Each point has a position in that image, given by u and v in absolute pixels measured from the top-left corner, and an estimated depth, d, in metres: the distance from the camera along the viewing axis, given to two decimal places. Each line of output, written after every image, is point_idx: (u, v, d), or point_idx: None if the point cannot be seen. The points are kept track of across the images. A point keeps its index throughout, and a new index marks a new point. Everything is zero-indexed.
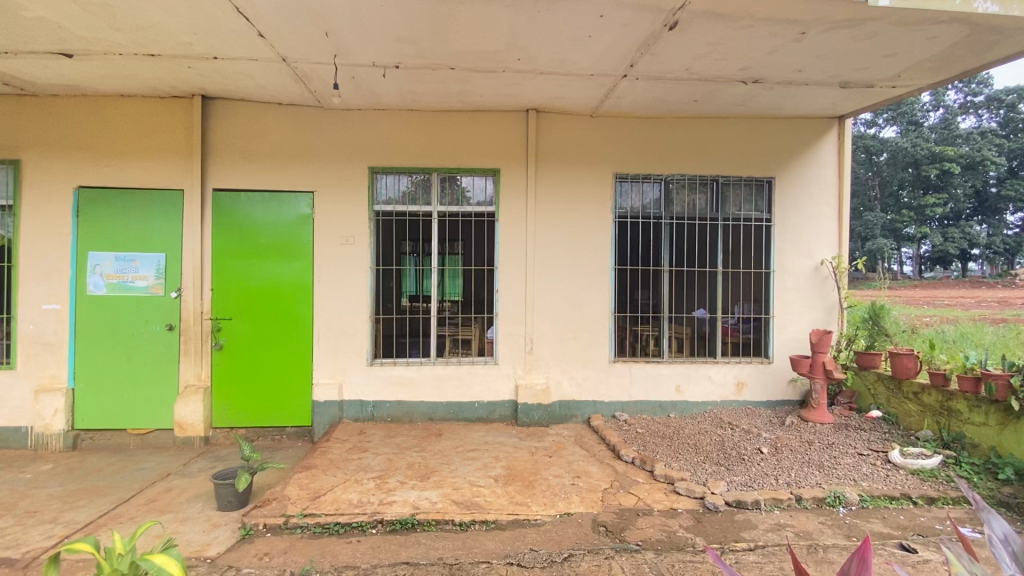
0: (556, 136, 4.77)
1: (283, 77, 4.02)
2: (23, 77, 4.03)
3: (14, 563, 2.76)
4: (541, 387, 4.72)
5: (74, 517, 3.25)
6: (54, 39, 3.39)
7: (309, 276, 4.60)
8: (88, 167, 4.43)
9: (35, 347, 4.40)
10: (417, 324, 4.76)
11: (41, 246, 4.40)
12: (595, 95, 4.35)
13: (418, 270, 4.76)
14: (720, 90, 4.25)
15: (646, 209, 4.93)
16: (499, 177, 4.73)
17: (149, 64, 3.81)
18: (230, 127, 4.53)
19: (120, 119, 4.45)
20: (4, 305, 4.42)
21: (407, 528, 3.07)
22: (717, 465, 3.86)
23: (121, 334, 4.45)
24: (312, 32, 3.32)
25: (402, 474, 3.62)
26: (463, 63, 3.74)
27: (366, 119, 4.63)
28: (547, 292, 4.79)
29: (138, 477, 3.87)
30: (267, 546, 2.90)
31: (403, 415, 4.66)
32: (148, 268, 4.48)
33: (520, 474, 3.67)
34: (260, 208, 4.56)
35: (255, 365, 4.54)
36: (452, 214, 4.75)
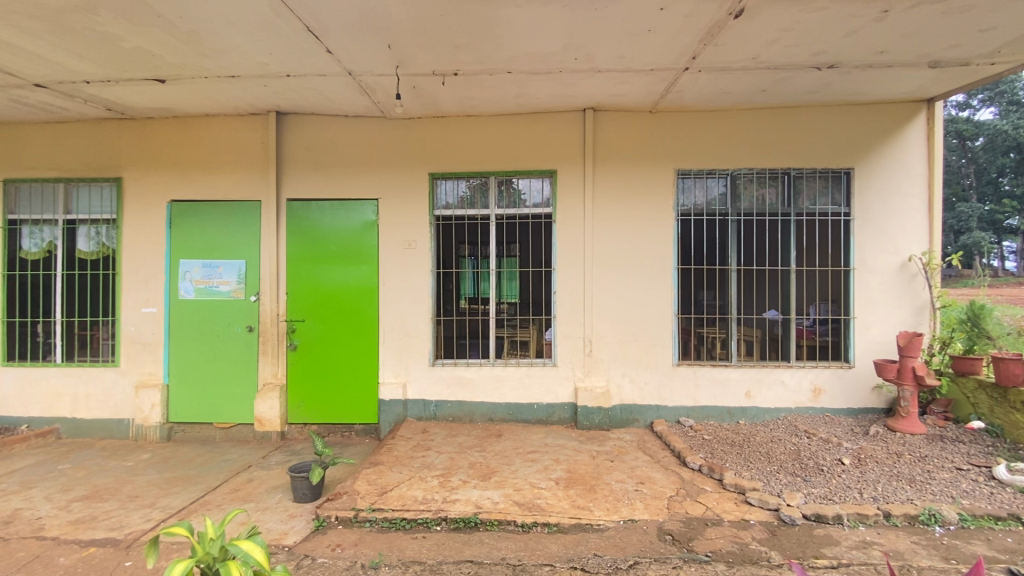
0: (614, 134, 4.69)
1: (349, 91, 4.21)
2: (123, 103, 4.46)
3: (118, 544, 3.04)
4: (601, 390, 4.64)
5: (169, 502, 3.55)
6: (149, 66, 3.73)
7: (374, 280, 4.78)
8: (179, 181, 4.84)
9: (136, 347, 4.85)
10: (476, 326, 4.82)
11: (140, 255, 4.85)
12: (655, 91, 4.23)
13: (477, 272, 4.82)
14: (790, 78, 4.01)
15: (711, 206, 4.73)
16: (556, 177, 4.71)
17: (230, 85, 4.11)
18: (301, 140, 4.80)
19: (205, 137, 4.83)
20: (109, 309, 4.91)
21: (470, 527, 3.10)
22: (792, 475, 3.63)
23: (208, 335, 4.81)
24: (376, 45, 3.45)
25: (464, 473, 3.67)
26: (520, 66, 3.76)
27: (426, 127, 4.76)
28: (607, 294, 4.71)
29: (222, 467, 4.17)
30: (339, 538, 3.02)
31: (464, 415, 4.73)
32: (230, 274, 4.83)
33: (582, 478, 3.62)
34: (330, 215, 4.80)
35: (325, 364, 4.77)
36: (510, 216, 4.78)
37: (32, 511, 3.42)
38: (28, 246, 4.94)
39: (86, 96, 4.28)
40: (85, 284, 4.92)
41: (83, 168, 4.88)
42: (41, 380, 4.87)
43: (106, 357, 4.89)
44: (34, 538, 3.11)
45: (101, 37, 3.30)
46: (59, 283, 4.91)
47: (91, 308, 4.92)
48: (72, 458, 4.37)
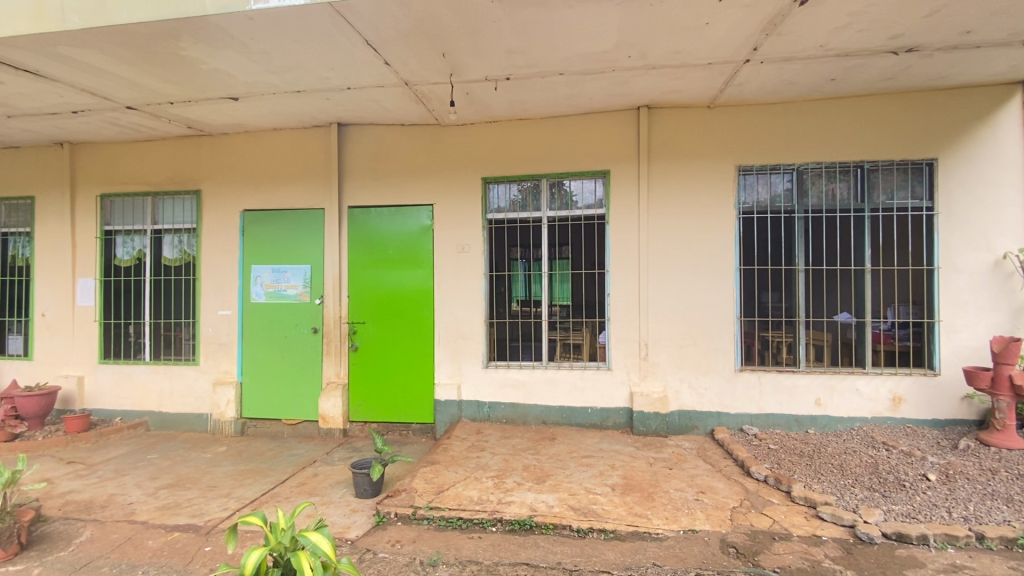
0: (670, 132, 4.56)
1: (406, 100, 4.35)
2: (202, 121, 4.82)
3: (199, 530, 3.27)
4: (658, 395, 4.52)
5: (243, 493, 3.78)
6: (225, 85, 4.01)
7: (430, 283, 4.90)
8: (250, 192, 5.16)
9: (214, 347, 5.21)
10: (529, 328, 4.82)
11: (217, 261, 5.22)
12: (713, 85, 4.09)
13: (529, 275, 4.83)
14: (863, 64, 3.76)
15: (775, 202, 4.51)
16: (609, 178, 4.64)
17: (296, 100, 4.35)
18: (361, 149, 5.00)
19: (273, 149, 5.13)
20: (190, 311, 5.30)
21: (526, 530, 3.10)
22: (869, 490, 3.37)
23: (277, 336, 5.10)
24: (431, 54, 3.54)
25: (519, 475, 3.68)
26: (572, 67, 3.74)
27: (479, 132, 4.83)
28: (664, 296, 4.58)
29: (290, 462, 4.39)
30: (398, 534, 3.11)
31: (517, 417, 4.74)
32: (297, 279, 5.09)
33: (639, 485, 3.54)
34: (388, 221, 4.97)
35: (384, 365, 4.93)
36: (562, 219, 4.77)
37: (125, 497, 3.75)
38: (121, 254, 5.44)
39: (169, 116, 4.65)
40: (169, 288, 5.34)
41: (167, 182, 5.30)
42: (132, 376, 5.33)
43: (187, 356, 5.29)
44: (127, 521, 3.40)
45: (184, 61, 3.58)
46: (147, 287, 5.37)
47: (174, 311, 5.34)
48: (158, 448, 4.74)
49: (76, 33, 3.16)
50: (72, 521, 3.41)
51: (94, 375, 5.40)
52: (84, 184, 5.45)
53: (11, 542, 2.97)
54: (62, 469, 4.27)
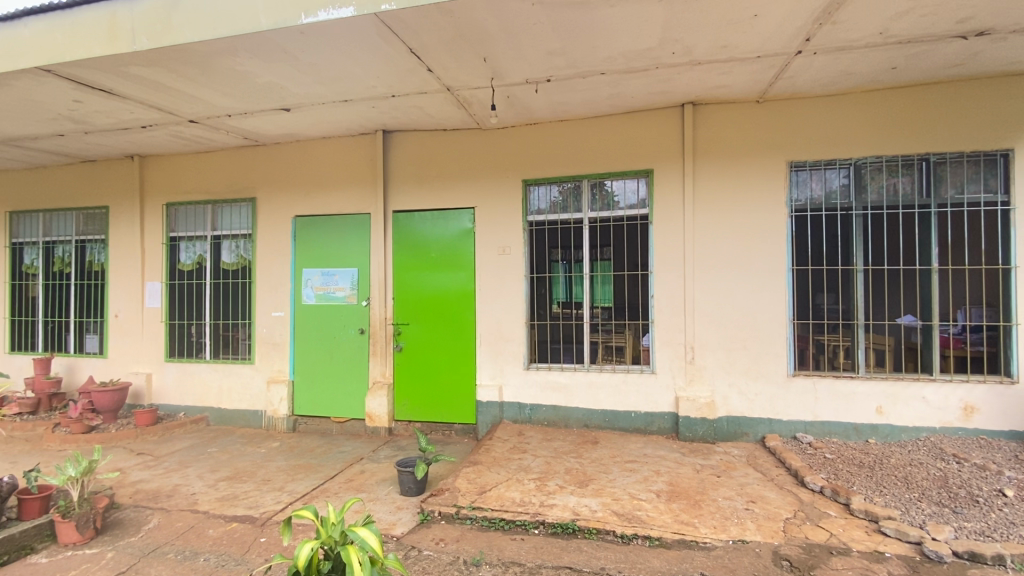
0: (716, 129, 4.43)
1: (448, 106, 4.42)
2: (257, 132, 5.06)
3: (255, 521, 3.43)
4: (705, 401, 4.38)
5: (295, 487, 3.93)
6: (278, 97, 4.20)
7: (472, 285, 4.95)
8: (301, 198, 5.38)
9: (268, 347, 5.45)
10: (571, 331, 4.79)
11: (271, 265, 5.47)
12: (762, 79, 3.94)
13: (570, 277, 4.80)
14: (928, 51, 3.53)
15: (831, 199, 4.30)
16: (652, 177, 4.55)
17: (344, 109, 4.50)
18: (405, 155, 5.12)
19: (322, 157, 5.33)
20: (246, 313, 5.58)
21: (568, 533, 3.08)
22: (937, 505, 3.15)
23: (326, 337, 5.29)
24: (473, 59, 3.58)
25: (561, 478, 3.66)
26: (614, 66, 3.70)
27: (520, 135, 4.85)
28: (710, 298, 4.45)
29: (339, 458, 4.54)
30: (442, 533, 3.15)
31: (559, 420, 4.72)
32: (345, 281, 5.27)
33: (685, 492, 3.44)
34: (431, 225, 5.06)
35: (428, 366, 5.02)
36: (603, 219, 4.71)
37: (188, 487, 3.98)
38: (185, 259, 5.79)
39: (227, 128, 4.92)
40: (227, 291, 5.64)
41: (225, 191, 5.60)
42: (194, 374, 5.65)
43: (243, 355, 5.56)
44: (190, 510, 3.60)
45: (241, 76, 3.78)
46: (208, 290, 5.69)
47: (232, 312, 5.63)
48: (218, 443, 5.01)
49: (145, 54, 3.39)
50: (142, 508, 3.65)
51: (160, 373, 5.77)
52: (152, 194, 5.83)
53: (88, 526, 3.21)
54: (133, 460, 4.58)
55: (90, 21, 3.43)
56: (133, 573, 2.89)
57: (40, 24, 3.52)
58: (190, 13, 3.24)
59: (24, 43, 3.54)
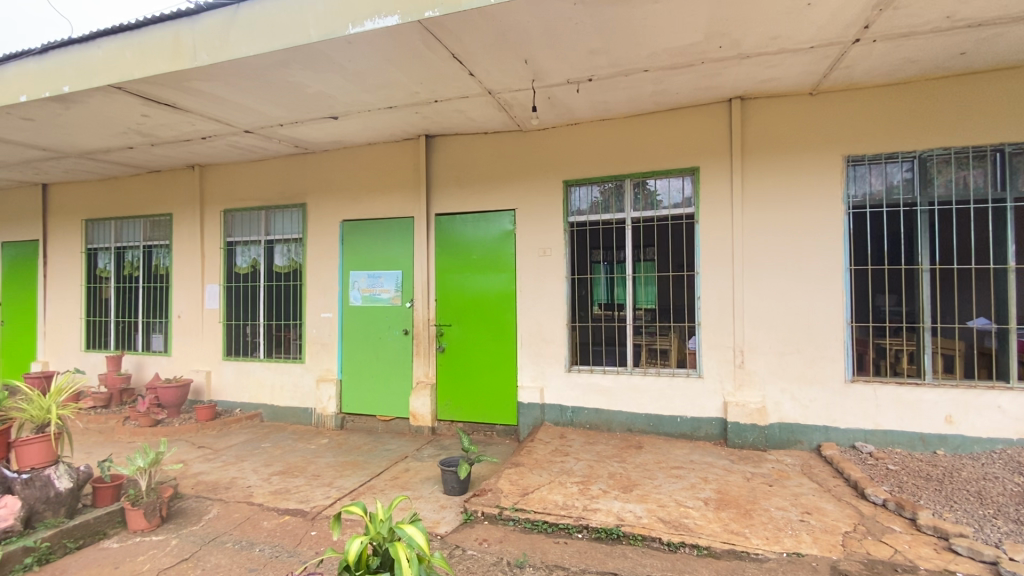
0: (766, 123, 4.27)
1: (490, 109, 4.46)
2: (307, 140, 5.26)
3: (306, 514, 3.56)
4: (756, 406, 4.22)
5: (344, 483, 4.05)
6: (327, 106, 4.36)
7: (513, 286, 4.97)
8: (348, 203, 5.56)
9: (317, 347, 5.65)
10: (613, 333, 4.72)
11: (320, 268, 5.67)
12: (816, 70, 3.77)
13: (612, 278, 4.73)
14: (1003, 34, 3.28)
15: (892, 194, 4.06)
16: (698, 175, 4.43)
17: (388, 115, 4.62)
18: (447, 159, 5.20)
19: (368, 162, 5.49)
20: (297, 314, 5.80)
21: (613, 539, 3.04)
22: (1017, 523, 2.91)
23: (372, 337, 5.44)
24: (514, 61, 3.60)
25: (604, 482, 3.61)
26: (658, 63, 3.62)
27: (561, 136, 4.83)
28: (760, 300, 4.28)
29: (384, 456, 4.65)
30: (486, 533, 3.18)
31: (602, 423, 4.65)
32: (390, 284, 5.40)
33: (735, 500, 3.32)
34: (473, 227, 5.11)
35: (470, 366, 5.07)
36: (647, 219, 4.62)
37: (244, 480, 4.17)
38: (241, 262, 6.09)
39: (280, 137, 5.14)
40: (280, 293, 5.89)
41: (278, 197, 5.85)
42: (249, 372, 5.93)
43: (294, 355, 5.79)
44: (246, 502, 3.78)
45: (293, 86, 3.94)
46: (262, 292, 5.96)
47: (284, 313, 5.87)
48: (271, 438, 5.23)
49: (205, 69, 3.58)
50: (203, 499, 3.86)
51: (219, 371, 6.08)
52: (211, 201, 6.16)
53: (156, 514, 3.44)
54: (194, 452, 4.85)
55: (156, 39, 3.66)
56: (195, 560, 3.06)
57: (112, 45, 3.78)
58: (246, 29, 3.41)
59: (99, 63, 3.82)
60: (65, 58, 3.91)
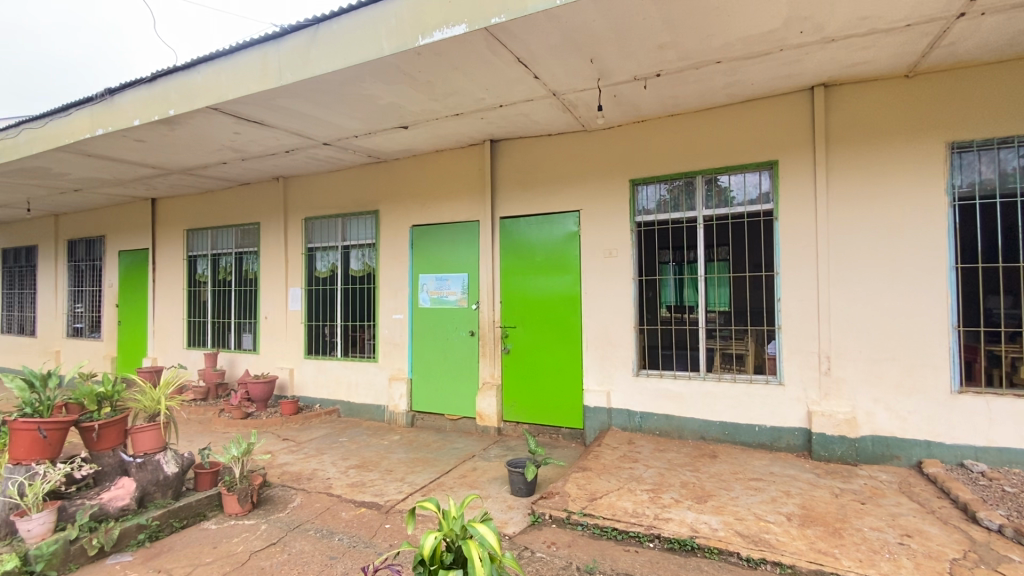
0: (854, 110, 3.95)
1: (554, 110, 4.45)
2: (379, 149, 5.51)
3: (380, 508, 3.72)
4: (845, 417, 3.91)
5: (415, 479, 4.19)
6: (398, 116, 4.54)
7: (578, 288, 4.92)
8: (417, 209, 5.75)
9: (389, 347, 5.90)
10: (684, 336, 4.55)
11: (391, 271, 5.91)
12: (912, 50, 3.44)
13: (682, 279, 4.57)
14: None
15: (1007, 183, 3.63)
16: (777, 169, 4.18)
17: (455, 122, 4.74)
18: (511, 162, 5.26)
19: (435, 168, 5.65)
20: (370, 315, 6.09)
21: (687, 551, 2.93)
22: None
23: (440, 338, 5.60)
24: (579, 61, 3.57)
25: (676, 491, 3.48)
26: (731, 53, 3.46)
27: (627, 134, 4.73)
28: (849, 303, 3.96)
29: (453, 454, 4.76)
30: (554, 536, 3.17)
31: (672, 430, 4.50)
32: (457, 286, 5.53)
33: (822, 517, 3.09)
34: (538, 229, 5.12)
35: (536, 368, 5.08)
36: (720, 217, 4.42)
37: (324, 472, 4.43)
38: (320, 266, 6.48)
39: (354, 148, 5.42)
40: (355, 295, 6.21)
41: (353, 205, 6.17)
42: (328, 370, 6.29)
43: (368, 354, 6.08)
44: (326, 493, 4.01)
45: (367, 99, 4.14)
46: (339, 294, 6.31)
47: (358, 314, 6.18)
48: (348, 433, 5.51)
49: (289, 87, 3.85)
50: (288, 488, 4.14)
51: (301, 368, 6.49)
52: (293, 210, 6.61)
53: (247, 500, 3.72)
54: (280, 444, 5.21)
55: (248, 63, 3.97)
56: (282, 544, 3.28)
57: (210, 70, 4.15)
58: (325, 47, 3.62)
59: (199, 87, 4.21)
60: (171, 85, 4.34)
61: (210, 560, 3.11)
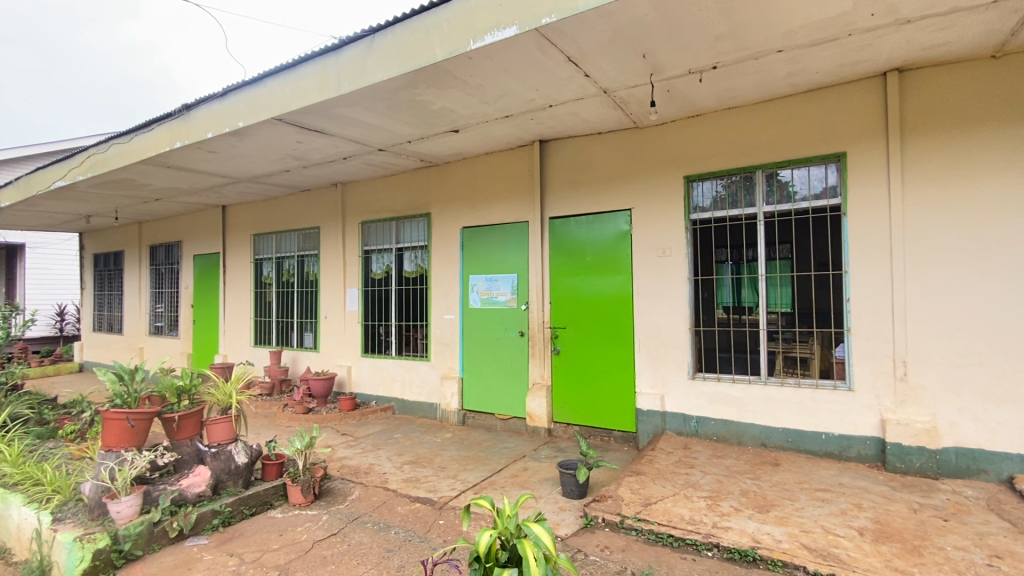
0: (933, 96, 3.66)
1: (605, 108, 4.39)
2: (431, 153, 5.64)
3: (434, 503, 3.81)
4: (924, 426, 3.62)
5: (467, 477, 4.26)
6: (449, 120, 4.63)
7: (630, 288, 4.84)
8: (467, 210, 5.84)
9: (441, 346, 6.02)
10: (744, 338, 4.38)
11: (443, 273, 6.03)
12: (1001, 28, 3.16)
13: (740, 279, 4.40)
14: None
15: None
16: (845, 162, 3.94)
17: (505, 124, 4.78)
18: (561, 162, 5.24)
19: (485, 170, 5.72)
20: (423, 315, 6.24)
21: (748, 562, 2.81)
22: None
23: (491, 338, 5.65)
24: (631, 57, 3.50)
25: (735, 500, 3.35)
26: (794, 41, 3.29)
27: (681, 129, 4.60)
28: (928, 303, 3.68)
29: (504, 454, 4.80)
30: (607, 540, 3.12)
31: (731, 436, 4.34)
32: (507, 286, 5.57)
33: (898, 533, 2.88)
34: (588, 228, 5.08)
35: (587, 369, 5.03)
36: (782, 213, 4.22)
37: (380, 467, 4.58)
38: (375, 268, 6.71)
39: (408, 153, 5.57)
40: (408, 296, 6.38)
41: (406, 208, 6.35)
42: (383, 368, 6.50)
43: (421, 353, 6.23)
44: (383, 487, 4.14)
45: (420, 105, 4.25)
46: (393, 295, 6.51)
47: (411, 314, 6.35)
48: (402, 430, 5.67)
49: (347, 95, 4.00)
50: (347, 481, 4.31)
51: (358, 366, 6.75)
52: (351, 214, 6.87)
53: (309, 491, 3.91)
54: (339, 439, 5.43)
55: (310, 74, 4.16)
56: (342, 535, 3.42)
57: (275, 83, 4.39)
58: (381, 56, 3.74)
59: (266, 100, 4.46)
60: (240, 99, 4.62)
61: (277, 546, 3.29)
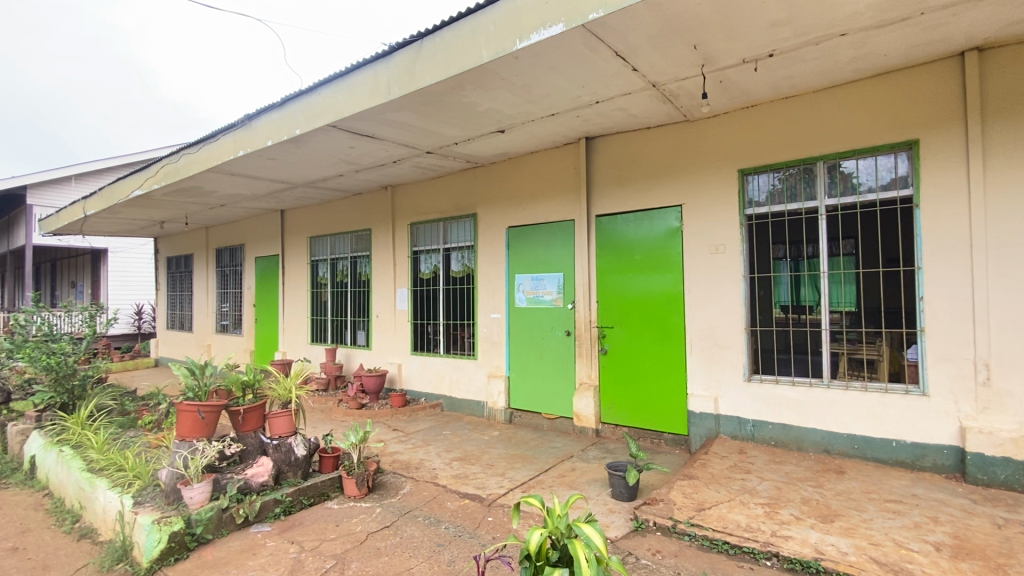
0: (1018, 74, 3.36)
1: (654, 103, 4.30)
2: (477, 154, 5.70)
3: (483, 500, 3.86)
4: (1010, 436, 3.32)
5: (515, 475, 4.28)
6: (495, 121, 4.66)
7: (680, 287, 4.71)
8: (513, 210, 5.86)
9: (488, 345, 6.09)
10: (804, 339, 4.18)
11: (490, 272, 6.09)
12: None
13: (800, 277, 4.21)
14: None
15: None
16: (917, 150, 3.68)
17: (551, 123, 4.76)
18: (608, 159, 5.17)
19: (531, 170, 5.72)
20: (470, 314, 6.32)
21: (810, 573, 2.67)
22: None
23: (538, 337, 5.66)
24: (681, 49, 3.41)
25: (796, 508, 3.20)
26: (858, 23, 3.10)
27: (734, 122, 4.43)
28: (1013, 302, 3.38)
29: (551, 453, 4.79)
30: (659, 544, 3.06)
31: (790, 441, 4.14)
32: (553, 286, 5.55)
33: (981, 550, 2.66)
34: (636, 226, 4.98)
35: (635, 369, 4.94)
36: (845, 206, 3.99)
37: (430, 463, 4.68)
38: (424, 268, 6.85)
39: (454, 154, 5.66)
40: (456, 295, 6.48)
41: (453, 209, 6.45)
42: (432, 366, 6.64)
43: (468, 352, 6.32)
44: (433, 483, 4.23)
45: (466, 107, 4.31)
46: (440, 294, 6.63)
47: (459, 313, 6.45)
48: (450, 427, 5.77)
49: (397, 100, 4.11)
50: (398, 475, 4.43)
51: (408, 364, 6.93)
52: (400, 216, 7.06)
53: (363, 484, 4.05)
54: (391, 434, 5.59)
55: (361, 81, 4.30)
56: (395, 528, 3.52)
57: (328, 91, 4.57)
58: (428, 60, 3.82)
59: (321, 108, 4.64)
60: (297, 108, 4.85)
61: (334, 536, 3.43)
